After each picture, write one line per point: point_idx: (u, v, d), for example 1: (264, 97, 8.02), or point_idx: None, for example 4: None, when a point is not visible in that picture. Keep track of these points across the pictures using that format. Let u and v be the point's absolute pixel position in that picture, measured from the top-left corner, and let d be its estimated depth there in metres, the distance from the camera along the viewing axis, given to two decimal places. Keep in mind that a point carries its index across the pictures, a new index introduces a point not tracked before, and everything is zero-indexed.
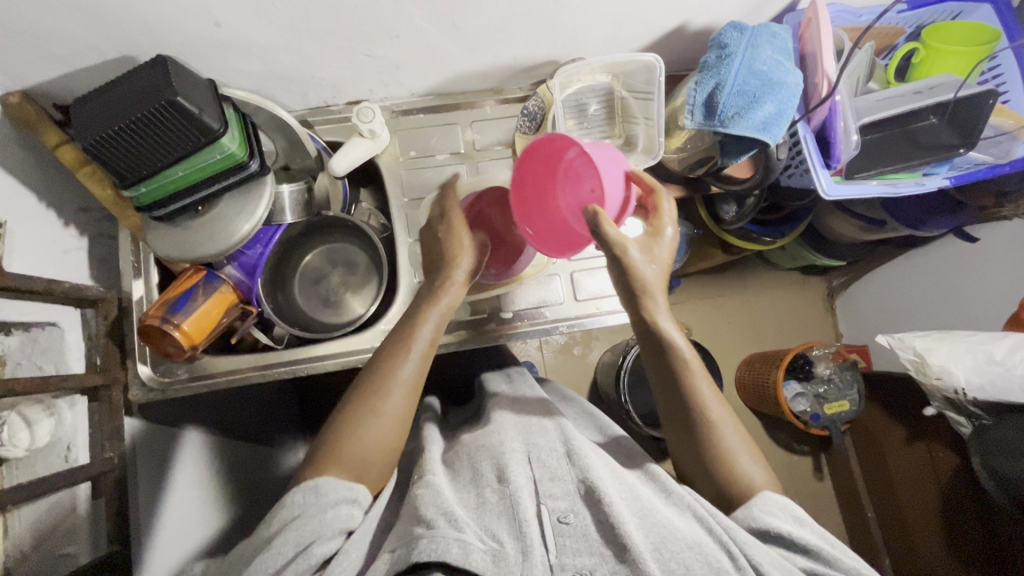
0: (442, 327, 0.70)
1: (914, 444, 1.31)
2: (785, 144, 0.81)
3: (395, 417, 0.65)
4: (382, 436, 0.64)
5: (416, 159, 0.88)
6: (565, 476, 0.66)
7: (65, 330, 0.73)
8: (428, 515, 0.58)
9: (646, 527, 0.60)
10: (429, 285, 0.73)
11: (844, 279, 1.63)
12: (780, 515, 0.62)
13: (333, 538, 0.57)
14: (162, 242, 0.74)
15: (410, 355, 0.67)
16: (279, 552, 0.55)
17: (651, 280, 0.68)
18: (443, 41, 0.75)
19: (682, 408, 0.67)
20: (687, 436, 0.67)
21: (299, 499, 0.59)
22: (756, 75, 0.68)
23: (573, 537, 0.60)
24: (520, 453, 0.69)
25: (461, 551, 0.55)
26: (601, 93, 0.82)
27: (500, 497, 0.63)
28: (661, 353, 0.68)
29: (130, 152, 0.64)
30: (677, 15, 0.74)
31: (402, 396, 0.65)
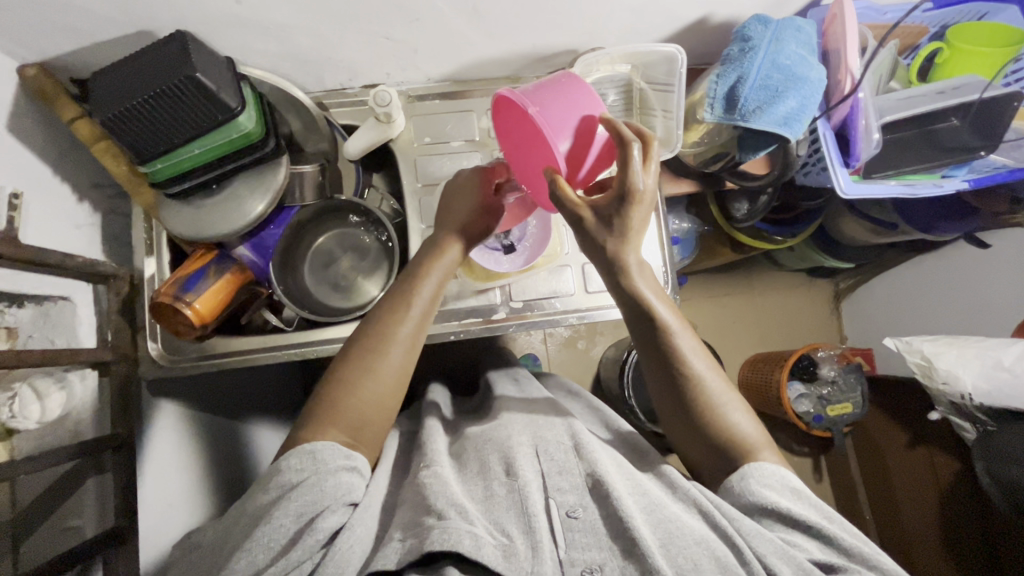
0: (442, 286, 0.72)
1: (916, 448, 1.32)
2: (806, 141, 0.79)
3: (394, 375, 0.66)
4: (381, 393, 0.65)
5: (431, 146, 0.87)
6: (572, 470, 0.66)
7: (78, 306, 0.73)
8: (439, 506, 0.58)
9: (653, 522, 0.60)
10: (430, 242, 0.74)
11: (851, 281, 1.62)
12: (777, 488, 0.63)
13: (336, 511, 0.57)
14: (176, 219, 0.74)
15: (411, 310, 0.68)
16: (280, 526, 0.55)
17: (624, 247, 0.63)
18: (463, 26, 0.74)
19: (667, 373, 0.67)
20: (678, 397, 0.67)
21: (295, 465, 0.59)
22: (779, 69, 0.67)
23: (582, 531, 0.60)
24: (527, 446, 0.69)
25: (473, 542, 0.55)
26: (619, 84, 0.81)
27: (507, 490, 0.63)
28: (644, 320, 0.66)
29: (148, 129, 0.64)
30: (699, 7, 0.74)
31: (403, 351, 0.67)
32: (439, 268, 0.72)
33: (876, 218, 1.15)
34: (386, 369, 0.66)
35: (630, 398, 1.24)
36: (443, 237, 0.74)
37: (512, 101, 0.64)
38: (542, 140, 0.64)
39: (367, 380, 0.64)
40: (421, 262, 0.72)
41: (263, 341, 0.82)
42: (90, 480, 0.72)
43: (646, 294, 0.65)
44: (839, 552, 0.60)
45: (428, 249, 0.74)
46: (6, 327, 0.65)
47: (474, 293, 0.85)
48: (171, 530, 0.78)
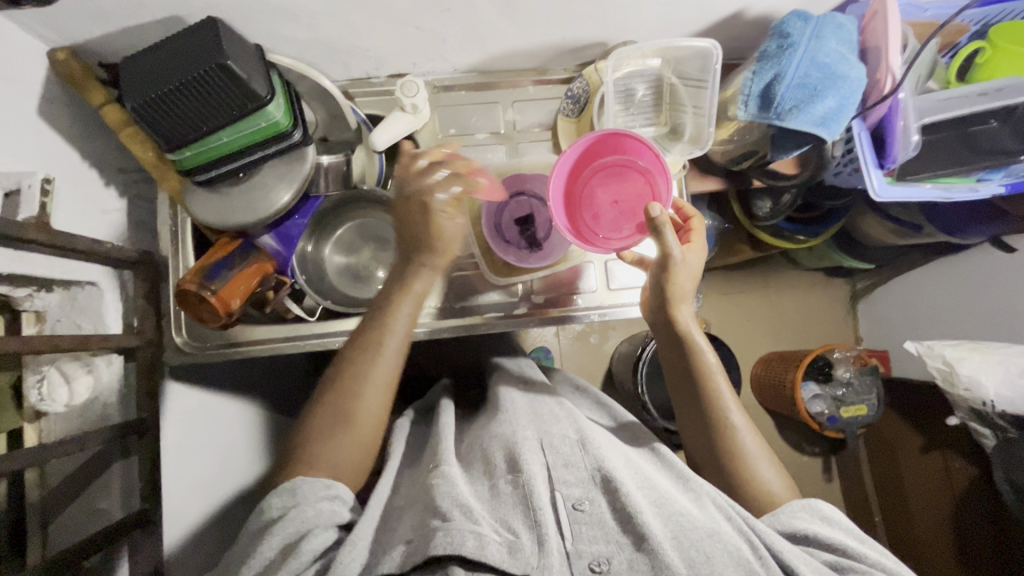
0: (416, 315, 0.71)
1: (930, 452, 1.31)
2: (841, 141, 0.78)
3: (371, 416, 0.68)
4: (360, 439, 0.67)
5: (456, 138, 0.87)
6: (579, 464, 0.66)
7: (104, 292, 0.73)
8: (444, 507, 0.58)
9: (663, 515, 0.60)
10: (399, 267, 0.72)
11: (869, 282, 1.61)
12: (806, 516, 0.64)
13: (323, 531, 0.59)
14: (201, 206, 0.74)
15: (383, 356, 0.68)
16: (266, 553, 0.58)
17: (685, 291, 0.71)
18: (494, 16, 0.73)
19: (704, 415, 0.71)
20: (705, 436, 0.71)
21: (278, 503, 0.61)
22: (819, 67, 0.65)
23: (590, 524, 0.60)
24: (531, 439, 0.68)
25: (477, 543, 0.55)
26: (647, 78, 0.79)
27: (513, 488, 0.62)
28: (687, 359, 0.72)
29: (176, 117, 0.63)
30: (735, 2, 0.72)
31: (379, 393, 0.68)
32: (410, 301, 0.70)
33: (901, 220, 1.14)
34: (362, 417, 0.67)
35: (644, 393, 1.24)
36: (411, 269, 0.71)
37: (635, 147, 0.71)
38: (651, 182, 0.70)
39: (342, 431, 0.66)
40: (391, 295, 0.71)
41: (281, 328, 0.82)
42: (116, 465, 0.73)
43: (693, 335, 0.72)
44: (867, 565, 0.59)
45: (393, 285, 0.71)
46: (31, 312, 0.69)
47: (498, 287, 0.85)
48: (186, 521, 0.78)
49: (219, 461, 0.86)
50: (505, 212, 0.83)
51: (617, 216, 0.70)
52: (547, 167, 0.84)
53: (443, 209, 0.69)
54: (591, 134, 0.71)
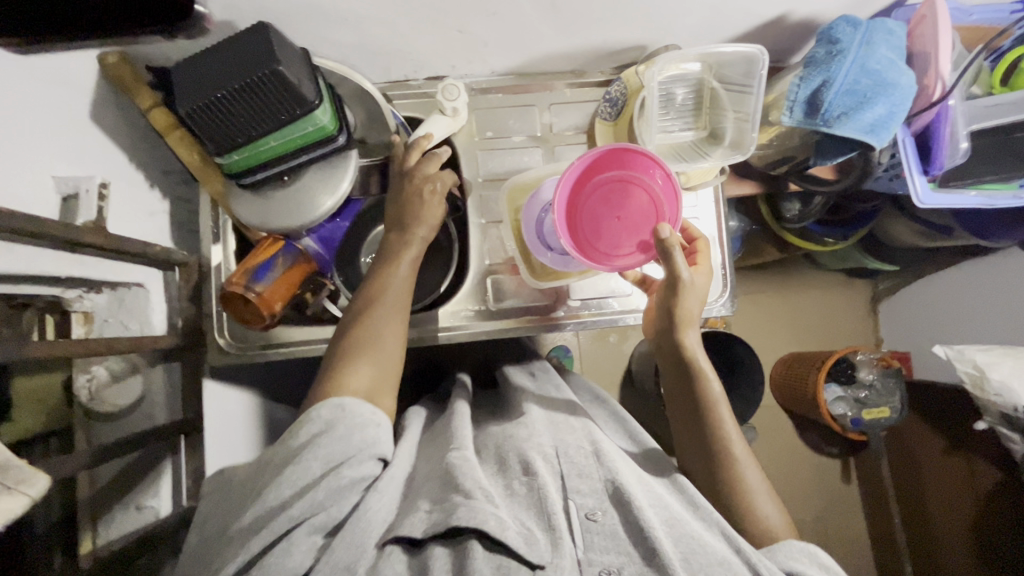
0: (415, 271, 0.73)
1: (953, 455, 1.31)
2: (888, 149, 0.76)
3: (394, 345, 0.67)
4: (387, 369, 0.65)
5: (493, 140, 0.87)
6: (592, 474, 0.67)
7: (151, 293, 0.74)
8: (466, 485, 0.58)
9: (674, 536, 0.60)
10: (398, 226, 0.73)
11: (891, 283, 1.59)
12: (804, 561, 0.63)
13: (364, 463, 0.58)
14: (246, 209, 0.75)
15: (392, 292, 0.69)
16: (308, 467, 0.56)
17: (692, 314, 0.72)
18: (538, 21, 0.73)
19: (705, 443, 0.71)
20: (706, 462, 0.70)
21: (324, 414, 0.59)
22: (868, 74, 0.65)
23: (602, 534, 0.61)
24: (547, 446, 0.70)
25: (498, 523, 0.55)
26: (689, 82, 0.79)
27: (527, 489, 0.63)
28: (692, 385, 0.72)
29: (226, 122, 0.64)
30: (779, 5, 0.72)
31: (396, 323, 0.68)
32: (414, 251, 0.72)
33: (930, 222, 1.13)
34: (384, 348, 0.66)
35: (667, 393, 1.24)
36: (404, 232, 0.72)
37: (646, 162, 0.68)
38: (661, 202, 0.67)
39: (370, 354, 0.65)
40: (393, 248, 0.72)
41: (310, 330, 0.82)
42: (166, 463, 0.74)
43: (700, 363, 0.72)
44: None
45: (397, 239, 0.72)
46: (79, 311, 0.67)
47: (534, 290, 0.85)
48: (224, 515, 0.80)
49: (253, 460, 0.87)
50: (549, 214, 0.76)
51: (625, 233, 0.67)
52: None
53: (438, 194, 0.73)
54: (602, 147, 0.66)
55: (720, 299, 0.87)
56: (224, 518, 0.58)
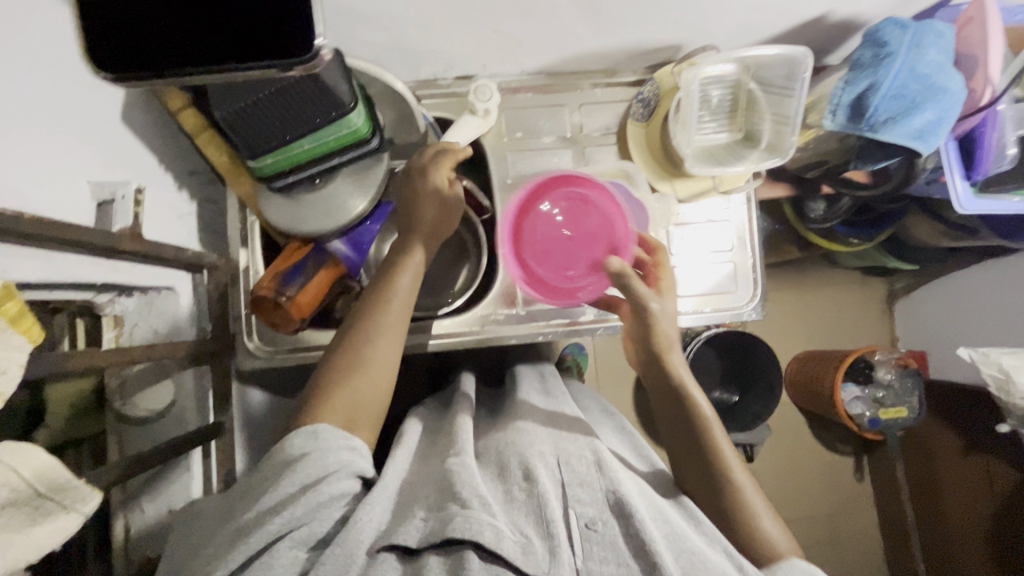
0: (415, 287, 0.69)
1: (970, 456, 1.30)
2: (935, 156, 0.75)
3: (386, 362, 0.64)
4: (373, 391, 0.62)
5: (522, 141, 0.86)
6: (593, 483, 0.59)
7: (180, 296, 0.73)
8: (463, 493, 0.53)
9: (675, 552, 0.54)
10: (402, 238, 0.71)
11: (908, 282, 1.55)
12: None
13: (344, 479, 0.54)
14: (277, 212, 0.74)
15: (388, 309, 0.66)
16: (283, 491, 0.52)
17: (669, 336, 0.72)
18: (575, 20, 0.71)
19: (700, 463, 0.65)
20: (703, 482, 0.65)
21: (298, 443, 0.55)
22: (916, 78, 0.63)
23: (601, 545, 0.54)
24: (549, 455, 0.62)
25: (494, 534, 0.49)
26: (726, 84, 0.77)
27: (525, 495, 0.56)
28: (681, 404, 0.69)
29: (262, 125, 0.63)
30: (821, 5, 0.70)
31: (389, 341, 0.65)
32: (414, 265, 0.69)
33: (956, 223, 1.11)
34: (375, 370, 0.63)
35: None
36: (408, 240, 0.70)
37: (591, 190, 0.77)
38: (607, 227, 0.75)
39: (359, 376, 0.62)
40: (397, 260, 0.69)
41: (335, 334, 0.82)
42: (196, 466, 0.74)
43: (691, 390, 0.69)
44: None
45: (398, 249, 0.70)
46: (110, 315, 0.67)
47: None
48: None
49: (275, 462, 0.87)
50: None
51: (574, 260, 0.77)
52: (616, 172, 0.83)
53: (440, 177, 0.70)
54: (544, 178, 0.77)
55: (749, 304, 0.86)
56: (205, 537, 0.54)
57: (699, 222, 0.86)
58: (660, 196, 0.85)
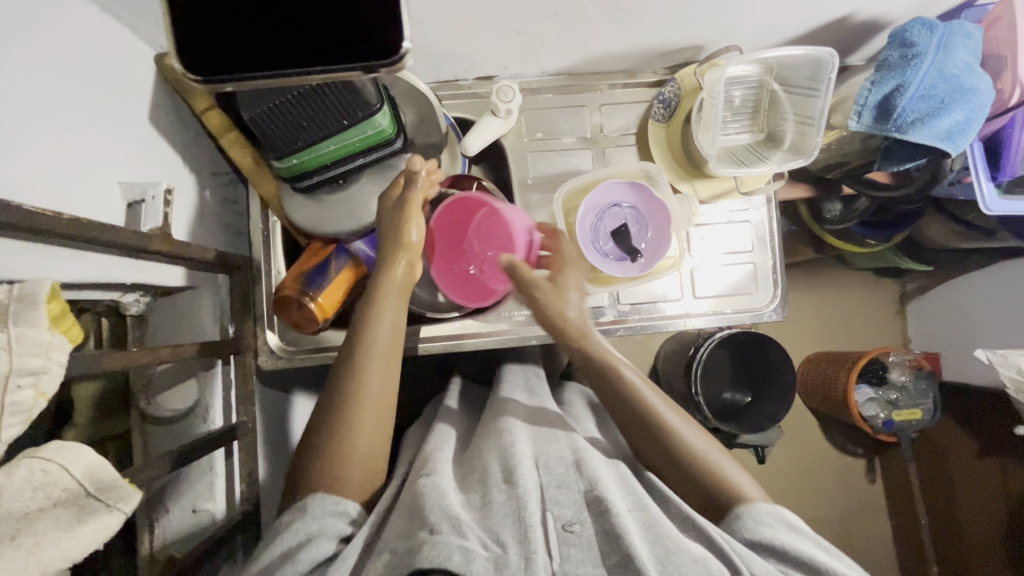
0: (400, 319, 0.68)
1: (986, 459, 1.30)
2: (962, 156, 0.75)
3: (376, 405, 0.64)
4: (370, 442, 0.63)
5: (543, 142, 0.86)
6: (572, 485, 0.58)
7: (202, 297, 0.73)
8: (433, 518, 0.51)
9: (649, 540, 0.53)
10: (378, 263, 0.70)
11: (921, 283, 1.50)
12: (773, 524, 0.57)
13: (329, 541, 0.54)
14: (300, 212, 0.74)
15: (373, 348, 0.65)
16: (275, 554, 0.53)
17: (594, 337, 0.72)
18: (599, 20, 0.71)
19: (653, 441, 0.65)
20: (667, 456, 0.64)
21: (287, 518, 0.57)
22: (946, 78, 0.63)
23: (579, 546, 0.52)
24: (527, 456, 0.60)
25: (464, 558, 0.47)
26: (749, 85, 0.77)
27: (505, 498, 0.54)
28: (623, 398, 0.67)
29: (290, 126, 0.63)
30: (847, 5, 0.69)
31: (377, 382, 0.64)
32: (393, 299, 0.68)
33: (973, 224, 1.11)
34: (365, 422, 0.62)
35: (697, 394, 1.20)
36: (387, 262, 0.69)
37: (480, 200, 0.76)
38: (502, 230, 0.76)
39: (352, 432, 0.62)
40: (376, 295, 0.67)
41: None
42: (219, 465, 0.74)
43: (630, 376, 0.69)
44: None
45: (378, 278, 0.69)
46: (134, 314, 0.68)
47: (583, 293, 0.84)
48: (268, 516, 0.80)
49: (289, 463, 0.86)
50: (602, 222, 0.79)
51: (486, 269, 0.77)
52: (637, 173, 0.82)
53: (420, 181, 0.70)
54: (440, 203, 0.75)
55: (769, 305, 0.85)
56: None
57: (719, 222, 0.86)
58: (682, 196, 0.83)
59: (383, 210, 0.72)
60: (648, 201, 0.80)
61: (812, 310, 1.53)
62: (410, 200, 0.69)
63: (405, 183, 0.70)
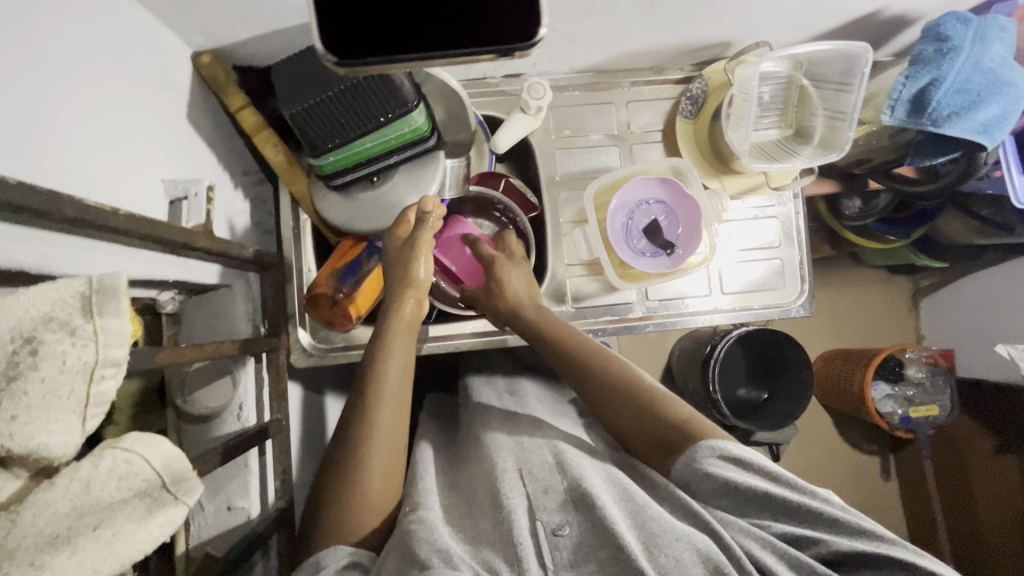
0: (409, 360, 0.70)
1: (1002, 455, 1.29)
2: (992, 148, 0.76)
3: (388, 443, 0.64)
4: (385, 478, 0.63)
5: (570, 139, 0.86)
6: (556, 486, 0.58)
7: (235, 295, 0.73)
8: (422, 556, 0.51)
9: (635, 526, 0.53)
10: (386, 302, 0.73)
11: (934, 280, 1.50)
12: (724, 466, 0.57)
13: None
14: (334, 209, 0.74)
15: (382, 390, 0.66)
16: None
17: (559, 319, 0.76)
18: (630, 16, 0.71)
19: (606, 389, 0.69)
20: (629, 408, 0.67)
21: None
22: (982, 72, 0.64)
23: (567, 549, 0.52)
24: (510, 471, 0.61)
25: None
26: (780, 81, 0.77)
27: (492, 523, 0.55)
28: (577, 360, 0.72)
29: (328, 124, 0.64)
30: (879, 1, 0.70)
31: (389, 420, 0.65)
32: (403, 339, 0.70)
33: (993, 220, 1.11)
34: (380, 460, 0.63)
35: (716, 392, 1.20)
36: (395, 301, 0.71)
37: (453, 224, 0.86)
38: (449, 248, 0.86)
39: (366, 471, 0.62)
40: (385, 337, 0.70)
41: None
42: (253, 463, 0.74)
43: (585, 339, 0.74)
44: (823, 529, 0.53)
45: (388, 318, 0.71)
46: (169, 314, 0.68)
47: (612, 289, 0.84)
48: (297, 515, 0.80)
49: (314, 463, 0.86)
50: (633, 220, 0.82)
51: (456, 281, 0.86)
52: (665, 169, 0.82)
53: (430, 220, 0.70)
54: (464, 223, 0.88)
55: (796, 302, 0.85)
56: None
57: (744, 218, 0.87)
58: (712, 192, 0.83)
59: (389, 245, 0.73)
60: (677, 195, 0.81)
61: (827, 307, 1.53)
62: (420, 239, 0.71)
63: (415, 223, 0.71)
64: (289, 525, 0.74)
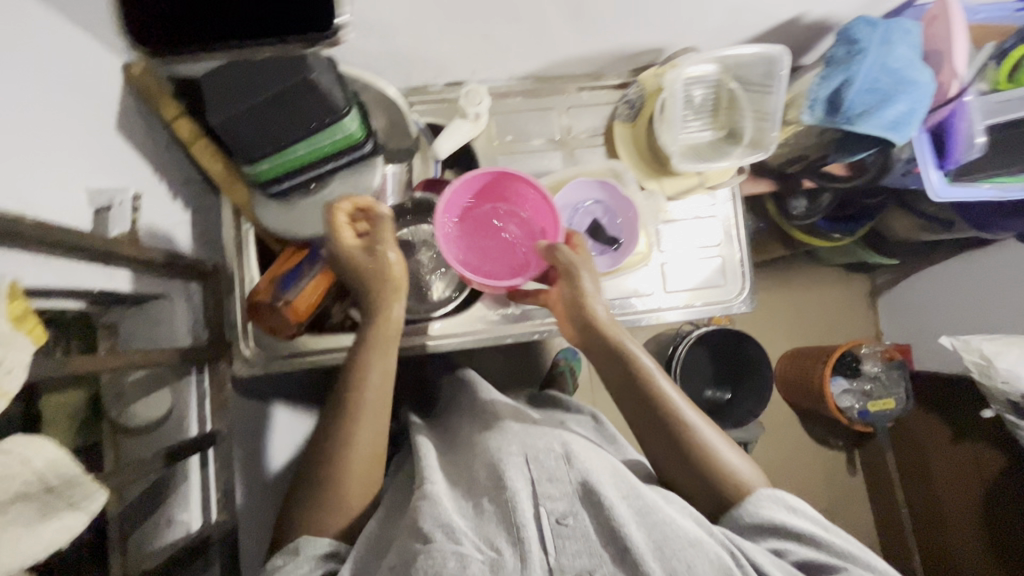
0: (389, 374, 0.67)
1: (960, 443, 1.31)
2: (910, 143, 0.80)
3: (371, 451, 0.64)
4: (368, 479, 0.64)
5: (512, 144, 0.88)
6: (564, 476, 0.57)
7: (176, 304, 0.72)
8: (426, 528, 0.53)
9: (648, 525, 0.54)
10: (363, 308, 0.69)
11: (889, 277, 1.54)
12: (772, 506, 0.60)
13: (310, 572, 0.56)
14: (276, 216, 0.76)
15: (365, 411, 0.64)
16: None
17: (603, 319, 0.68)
18: (560, 24, 0.73)
19: (652, 415, 0.65)
20: (662, 433, 0.64)
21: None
22: (889, 72, 0.67)
23: (573, 538, 0.53)
24: (515, 455, 0.59)
25: (459, 563, 0.50)
26: (708, 84, 0.81)
27: (496, 503, 0.55)
28: (626, 376, 0.66)
29: (260, 131, 0.65)
30: (795, 7, 0.73)
31: (372, 427, 0.65)
32: (381, 344, 0.67)
33: (932, 215, 1.15)
34: (358, 461, 0.63)
35: None
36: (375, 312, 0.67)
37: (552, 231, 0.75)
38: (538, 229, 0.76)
39: (347, 473, 0.63)
40: (364, 350, 0.67)
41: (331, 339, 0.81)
42: (194, 475, 0.73)
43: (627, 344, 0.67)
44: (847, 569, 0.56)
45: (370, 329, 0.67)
46: None
47: None
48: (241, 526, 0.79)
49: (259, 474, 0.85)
50: (573, 222, 0.83)
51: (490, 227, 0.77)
52: (604, 171, 0.84)
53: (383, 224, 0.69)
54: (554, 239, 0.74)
55: (739, 297, 0.87)
56: None
57: (686, 216, 0.88)
58: (649, 193, 0.87)
59: (344, 257, 0.68)
60: (615, 195, 0.82)
61: (787, 306, 1.56)
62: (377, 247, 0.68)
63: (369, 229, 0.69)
64: (230, 537, 0.73)
